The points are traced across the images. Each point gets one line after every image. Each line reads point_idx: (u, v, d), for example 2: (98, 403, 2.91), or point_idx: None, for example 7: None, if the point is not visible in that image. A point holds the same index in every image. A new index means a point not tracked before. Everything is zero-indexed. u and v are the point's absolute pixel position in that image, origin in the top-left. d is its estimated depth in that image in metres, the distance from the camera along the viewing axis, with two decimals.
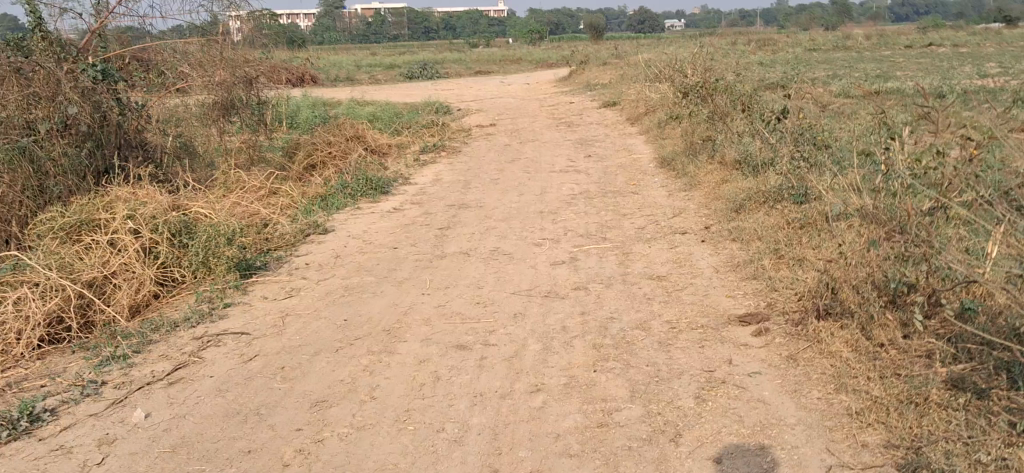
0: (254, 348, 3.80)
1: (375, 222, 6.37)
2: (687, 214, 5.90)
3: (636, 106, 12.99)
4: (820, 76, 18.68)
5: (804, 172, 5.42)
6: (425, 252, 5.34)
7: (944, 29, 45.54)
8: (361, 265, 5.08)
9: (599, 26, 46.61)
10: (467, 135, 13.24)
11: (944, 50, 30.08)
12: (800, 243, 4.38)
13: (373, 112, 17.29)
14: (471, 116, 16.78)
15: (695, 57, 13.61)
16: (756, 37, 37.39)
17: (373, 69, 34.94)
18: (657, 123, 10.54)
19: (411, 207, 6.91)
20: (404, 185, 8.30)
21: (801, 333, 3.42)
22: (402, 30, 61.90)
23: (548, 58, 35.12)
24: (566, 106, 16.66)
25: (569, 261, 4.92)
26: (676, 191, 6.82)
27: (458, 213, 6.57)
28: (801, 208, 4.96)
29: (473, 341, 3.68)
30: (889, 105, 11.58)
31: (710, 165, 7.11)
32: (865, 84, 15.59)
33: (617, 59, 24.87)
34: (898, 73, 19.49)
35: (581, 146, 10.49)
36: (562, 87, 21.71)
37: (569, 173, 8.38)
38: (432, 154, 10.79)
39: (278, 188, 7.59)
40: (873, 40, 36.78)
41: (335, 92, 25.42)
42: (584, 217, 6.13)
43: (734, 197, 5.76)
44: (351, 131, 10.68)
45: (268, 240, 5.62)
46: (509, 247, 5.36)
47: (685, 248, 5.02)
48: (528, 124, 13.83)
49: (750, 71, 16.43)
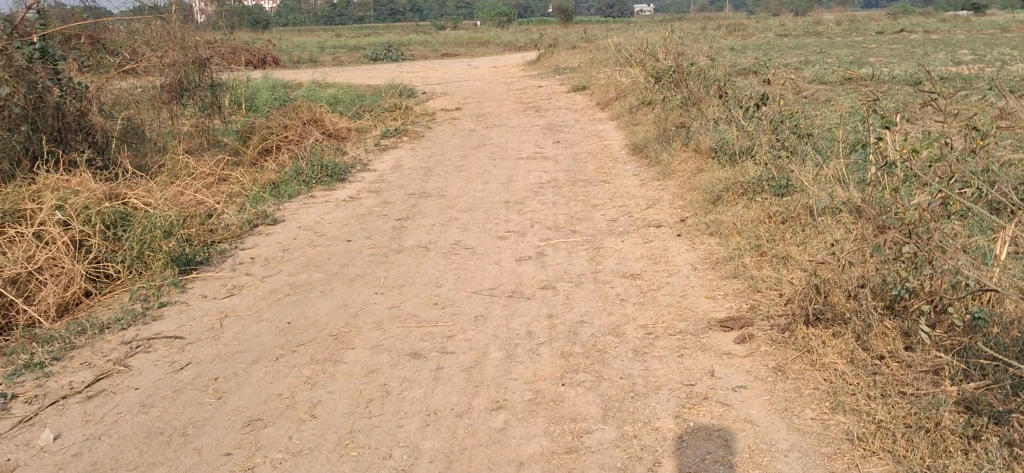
0: (186, 355, 3.40)
1: (331, 212, 6.01)
2: (661, 205, 5.60)
3: (605, 91, 12.69)
4: (793, 62, 18.50)
5: (784, 162, 5.13)
6: (381, 246, 4.99)
7: (911, 15, 45.71)
8: (311, 260, 4.75)
9: (568, 9, 46.26)
10: (432, 119, 12.88)
11: (912, 36, 30.10)
12: (784, 240, 4.08)
13: (335, 94, 16.83)
14: (437, 99, 16.40)
15: (667, 40, 13.32)
16: (725, 22, 37.27)
17: (337, 50, 34.32)
18: (627, 108, 10.24)
19: (370, 196, 6.55)
20: (364, 172, 7.93)
21: (789, 341, 3.12)
22: (368, 12, 61.11)
23: (515, 41, 34.72)
24: (533, 91, 16.32)
25: (536, 257, 4.58)
26: (649, 180, 6.52)
27: (420, 203, 6.23)
28: (782, 200, 4.67)
29: (429, 348, 3.34)
30: (861, 92, 11.38)
31: (683, 153, 6.81)
32: (838, 70, 15.40)
33: (586, 43, 24.58)
34: (867, 59, 19.38)
35: (548, 131, 10.17)
36: (531, 70, 21.38)
37: (536, 160, 8.04)
38: (395, 138, 10.42)
39: (228, 175, 7.34)
40: (841, 26, 36.79)
41: (298, 74, 24.90)
42: (552, 208, 5.79)
43: (710, 187, 5.46)
44: (307, 113, 10.40)
45: (213, 232, 5.27)
46: (472, 240, 5.02)
47: (660, 244, 4.70)
48: (494, 108, 13.49)
49: (722, 55, 16.19)
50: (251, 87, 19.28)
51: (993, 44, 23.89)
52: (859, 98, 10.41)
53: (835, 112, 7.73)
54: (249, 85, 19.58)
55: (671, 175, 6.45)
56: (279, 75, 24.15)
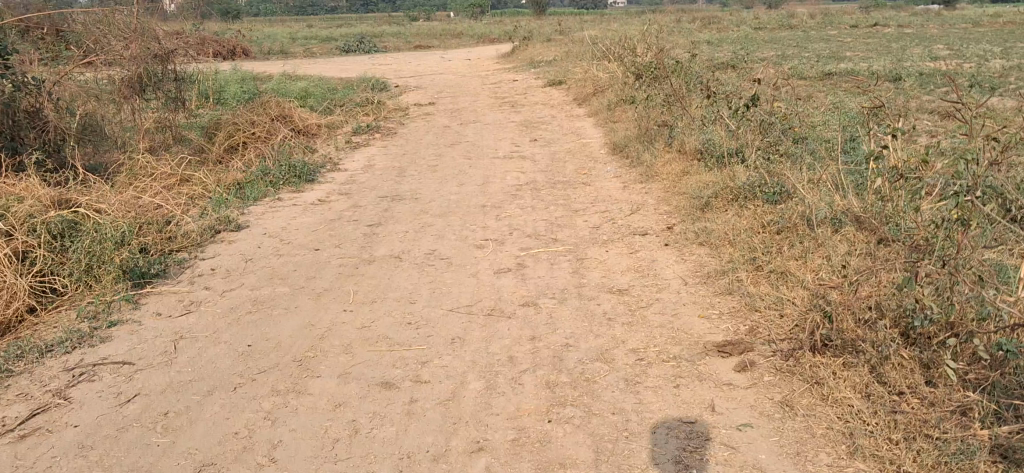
0: (133, 384, 3.08)
1: (299, 217, 5.70)
2: (645, 211, 5.34)
3: (582, 86, 12.43)
4: (770, 56, 18.33)
5: (775, 167, 4.89)
6: (351, 256, 4.69)
7: (884, 9, 45.79)
8: (276, 272, 4.44)
9: (542, 1, 45.99)
10: (405, 114, 12.57)
11: (887, 31, 30.07)
12: (780, 254, 3.85)
13: (306, 88, 16.45)
14: (410, 93, 16.07)
15: (645, 35, 13.08)
16: (700, 15, 37.11)
17: (309, 42, 33.84)
18: (605, 105, 9.98)
19: (340, 200, 6.25)
20: (334, 172, 7.62)
21: (795, 370, 2.88)
22: (341, 3, 60.51)
23: (490, 33, 34.38)
24: (508, 85, 16.03)
25: (515, 269, 4.31)
26: (631, 183, 6.27)
27: (392, 207, 5.93)
28: (776, 208, 4.43)
29: (403, 376, 3.06)
30: (843, 91, 11.19)
31: (666, 154, 6.56)
32: (816, 66, 15.25)
33: (561, 35, 24.31)
34: (844, 55, 19.23)
35: (525, 128, 9.89)
36: (506, 63, 21.09)
37: (513, 160, 7.76)
38: (367, 136, 10.10)
39: (191, 175, 7.03)
40: (816, 20, 36.72)
41: (268, 66, 24.46)
42: (530, 213, 5.52)
43: (698, 192, 5.21)
44: (276, 109, 10.07)
45: (170, 240, 4.96)
46: (448, 250, 4.74)
47: (646, 255, 4.45)
48: (468, 104, 13.19)
49: (700, 50, 15.99)
50: (220, 79, 18.85)
51: (967, 39, 23.86)
52: (842, 96, 10.21)
53: (821, 111, 7.52)
54: (217, 78, 19.14)
55: (654, 178, 6.20)
56: (250, 67, 23.70)
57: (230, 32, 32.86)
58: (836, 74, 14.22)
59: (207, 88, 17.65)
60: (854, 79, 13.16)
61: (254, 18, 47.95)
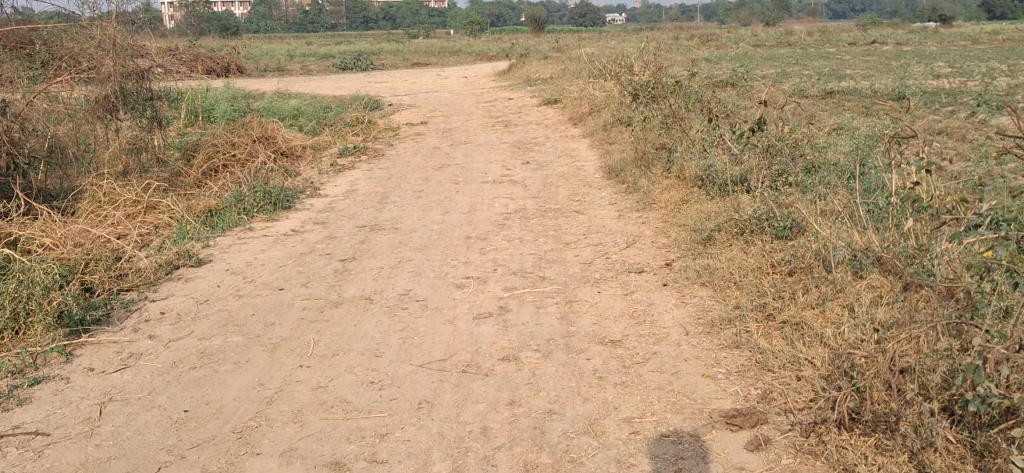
0: (41, 465, 2.65)
1: (268, 250, 5.26)
2: (642, 244, 4.91)
3: (578, 105, 12.02)
4: (771, 74, 17.96)
5: (784, 198, 4.46)
6: (317, 297, 4.25)
7: (882, 26, 45.49)
8: (231, 318, 4.00)
9: (539, 18, 45.73)
10: (395, 134, 12.16)
11: (887, 48, 29.75)
12: (795, 302, 3.40)
13: (296, 107, 16.03)
14: (402, 112, 15.67)
15: (643, 53, 12.70)
16: (698, 32, 36.74)
17: (305, 59, 33.49)
18: (601, 126, 9.55)
19: (315, 230, 5.81)
20: (313, 197, 7.19)
21: (819, 452, 2.45)
22: (339, 20, 60.38)
23: (487, 50, 34.06)
24: (503, 104, 15.63)
25: (497, 314, 3.87)
26: (627, 211, 5.85)
27: (370, 238, 5.49)
28: (787, 245, 3.99)
29: (357, 455, 2.62)
30: (848, 112, 10.78)
31: (665, 180, 6.12)
32: (818, 85, 14.86)
33: (558, 53, 23.94)
34: (845, 73, 18.85)
35: (517, 150, 9.46)
36: (502, 80, 20.73)
37: (503, 185, 7.33)
38: (353, 157, 9.67)
39: (158, 202, 6.60)
40: (814, 37, 36.33)
41: (261, 84, 24.09)
42: (518, 246, 5.08)
43: (700, 223, 4.77)
44: (257, 130, 9.66)
45: (121, 279, 4.53)
46: (425, 290, 4.30)
47: (642, 297, 4.00)
48: (461, 123, 12.77)
49: (699, 67, 15.61)
50: (210, 98, 18.45)
51: (970, 56, 23.50)
52: (847, 117, 9.79)
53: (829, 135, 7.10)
54: (207, 96, 18.72)
55: (652, 207, 5.76)
56: (242, 85, 23.32)
57: (225, 49, 32.50)
58: (839, 93, 13.80)
59: (196, 107, 17.24)
60: (858, 100, 12.75)
61: (250, 35, 47.65)
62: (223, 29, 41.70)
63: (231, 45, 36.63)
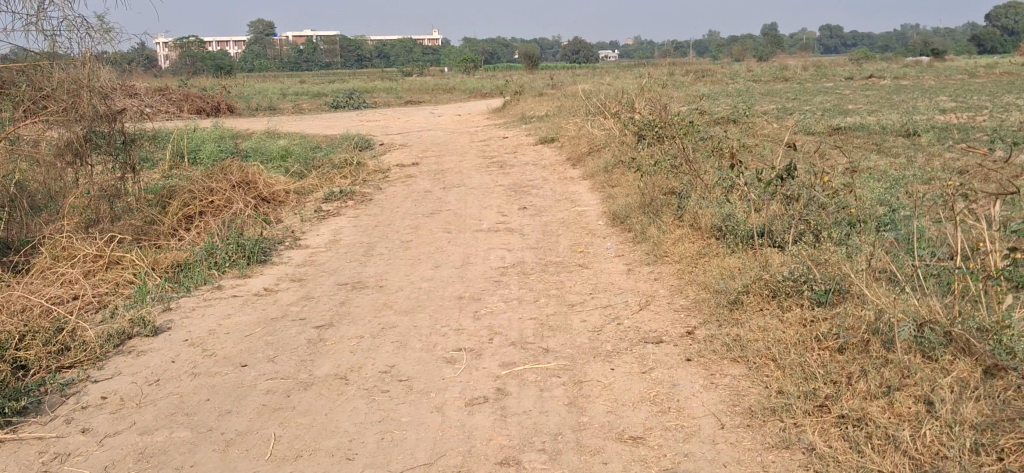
0: None
1: (238, 314, 4.69)
2: (657, 306, 4.35)
3: (576, 145, 11.51)
4: (772, 110, 17.55)
5: (821, 258, 3.92)
6: (285, 376, 3.67)
7: (876, 61, 45.30)
8: (183, 404, 3.41)
9: (534, 55, 45.56)
10: (384, 176, 11.62)
11: (886, 82, 29.39)
12: (853, 392, 2.84)
13: (284, 147, 15.49)
14: (394, 152, 15.14)
15: (643, 91, 12.24)
16: (694, 68, 36.38)
17: (296, 98, 33.04)
18: (602, 167, 9.02)
19: (292, 288, 5.24)
20: (293, 249, 6.62)
21: None
22: (334, 58, 60.17)
23: (481, 88, 33.66)
24: (498, 143, 15.11)
25: (492, 399, 3.29)
26: (636, 265, 5.30)
27: (352, 298, 4.92)
28: (833, 316, 3.44)
29: None
30: (859, 152, 10.29)
31: (678, 229, 5.58)
32: (822, 122, 14.42)
33: (553, 90, 23.52)
34: (847, 108, 18.41)
35: (513, 193, 8.92)
36: (496, 118, 20.27)
37: (499, 234, 6.78)
38: (339, 202, 9.13)
39: (122, 256, 6.02)
40: (809, 72, 36.04)
41: (251, 123, 23.60)
42: (516, 308, 4.52)
43: (725, 281, 4.22)
44: (237, 175, 9.12)
45: (62, 355, 3.92)
46: (410, 364, 3.72)
47: (663, 374, 3.44)
48: (454, 164, 12.25)
49: (699, 104, 15.16)
50: (196, 138, 17.90)
51: (971, 90, 23.14)
52: (861, 156, 9.28)
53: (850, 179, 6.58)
54: (194, 137, 18.17)
55: (663, 261, 5.22)
56: (231, 125, 22.81)
57: (216, 89, 32.02)
58: (845, 130, 13.31)
59: (180, 149, 16.68)
60: (866, 138, 12.26)
61: (243, 74, 47.29)
62: (215, 67, 41.28)
63: (222, 84, 36.16)
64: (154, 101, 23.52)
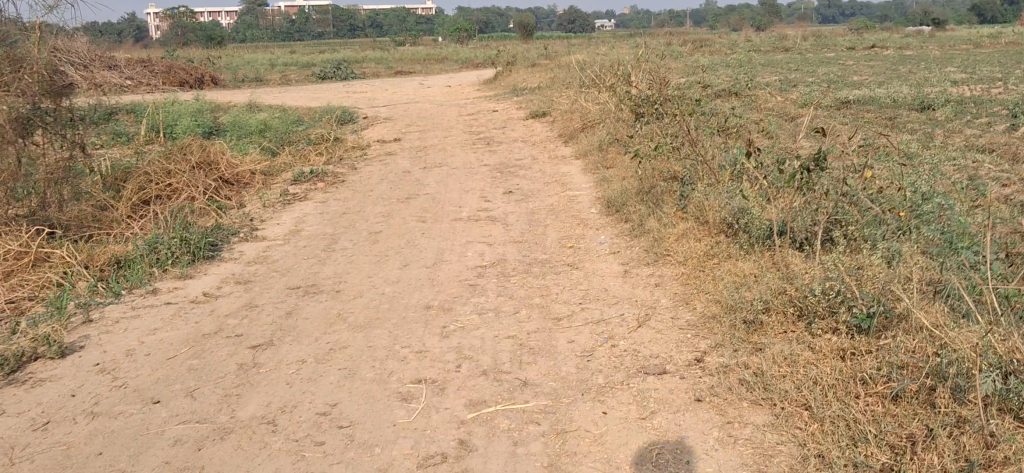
0: None
1: (165, 329, 3.99)
2: (658, 321, 3.67)
3: (568, 120, 10.78)
4: (774, 82, 16.84)
5: (860, 270, 3.24)
6: (202, 419, 2.98)
7: (875, 31, 44.48)
8: (65, 464, 2.72)
9: (528, 25, 44.64)
10: (364, 154, 10.90)
11: (887, 52, 28.69)
12: (922, 465, 2.17)
13: (262, 121, 14.72)
14: (378, 127, 14.40)
15: (640, 63, 11.52)
16: (690, 38, 35.59)
17: (285, 68, 32.17)
18: (595, 146, 8.31)
19: (234, 294, 4.54)
20: (248, 241, 5.92)
21: None
22: (325, 28, 59.09)
23: (474, 58, 32.81)
24: (487, 117, 14.37)
25: (453, 459, 2.61)
26: (633, 266, 4.62)
27: (302, 308, 4.23)
28: (880, 349, 2.77)
29: None
30: (872, 130, 9.60)
31: (680, 224, 4.90)
32: (827, 95, 13.73)
33: (546, 60, 22.72)
34: (852, 80, 17.66)
35: (499, 175, 8.23)
36: (487, 89, 19.53)
37: (479, 224, 6.08)
38: (309, 184, 8.42)
39: (51, 252, 5.30)
40: (808, 42, 35.25)
41: (234, 95, 22.78)
42: (492, 323, 3.84)
43: (740, 294, 3.54)
44: (198, 155, 8.41)
45: None
46: (356, 403, 3.03)
47: (666, 421, 2.76)
48: (438, 141, 11.53)
49: (698, 76, 14.45)
50: (172, 111, 17.12)
51: (977, 61, 22.39)
52: (876, 134, 8.60)
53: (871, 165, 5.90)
54: (170, 110, 17.39)
55: (665, 262, 4.53)
56: (213, 97, 22.01)
57: (201, 59, 31.13)
58: (853, 104, 12.61)
59: (156, 123, 15.92)
60: (876, 112, 11.55)
61: (232, 44, 46.34)
62: (203, 37, 40.31)
63: (208, 55, 35.25)
64: (133, 72, 22.67)
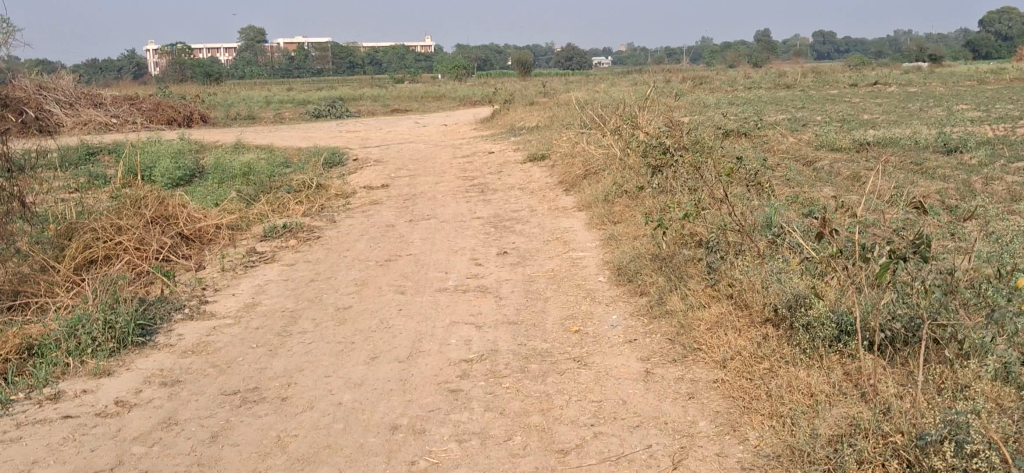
0: None
1: (47, 463, 3.04)
2: (703, 458, 2.75)
3: (569, 166, 9.88)
4: (785, 121, 16.03)
5: (997, 417, 2.33)
6: None
7: (874, 67, 44.03)
8: None
9: (527, 62, 44.11)
10: (346, 202, 9.99)
11: (892, 89, 27.99)
12: None
13: (244, 163, 13.80)
14: (366, 170, 13.49)
15: (648, 103, 10.66)
16: (691, 75, 35.03)
17: (281, 106, 31.41)
18: (601, 198, 7.41)
19: (152, 405, 3.59)
20: (192, 320, 4.97)
21: None
22: (325, 65, 58.40)
23: (470, 95, 32.06)
24: (482, 160, 13.46)
25: None
26: (657, 362, 3.70)
27: (231, 428, 3.27)
28: None
29: None
30: (902, 179, 8.72)
31: (714, 306, 3.98)
32: (845, 135, 12.90)
33: (545, 98, 21.91)
34: (865, 118, 16.86)
35: (492, 230, 7.31)
36: (483, 129, 18.71)
37: (466, 298, 5.13)
38: (280, 240, 7.48)
39: None
40: (809, 78, 34.61)
41: (222, 134, 21.91)
42: (478, 458, 2.88)
43: (814, 431, 2.62)
44: (155, 209, 7.48)
45: None
46: None
47: None
48: (429, 187, 10.62)
49: (706, 115, 13.62)
50: (153, 150, 16.23)
51: (989, 98, 21.64)
52: (914, 185, 7.73)
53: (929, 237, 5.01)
54: (151, 149, 16.49)
55: (698, 359, 3.62)
56: (200, 136, 21.15)
57: (193, 97, 30.32)
58: (874, 147, 11.74)
59: (133, 166, 15.02)
60: (900, 156, 10.67)
61: (229, 81, 45.66)
62: (200, 74, 39.60)
63: (201, 93, 34.48)
64: (119, 111, 21.82)
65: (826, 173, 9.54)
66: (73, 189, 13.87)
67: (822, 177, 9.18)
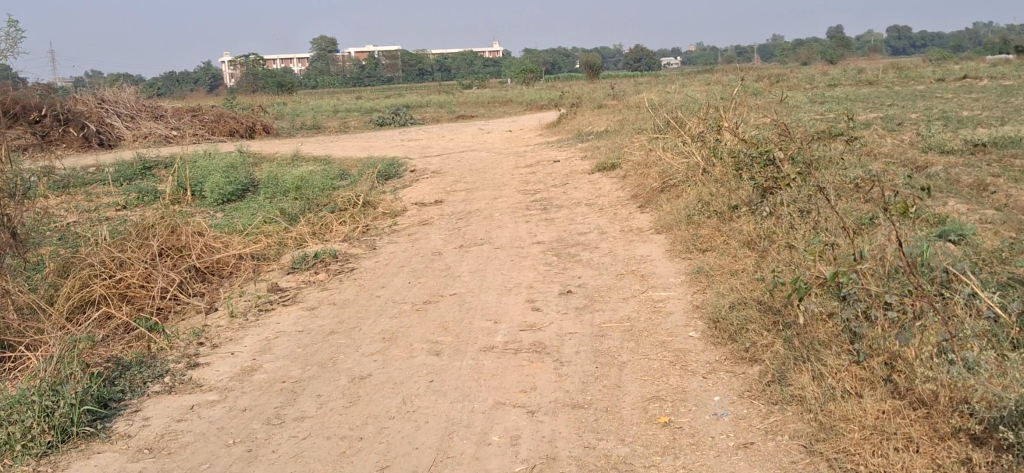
0: None
1: None
2: None
3: (643, 178, 8.64)
4: (880, 120, 14.53)
5: None
6: None
7: (960, 60, 41.59)
8: None
9: (596, 64, 42.75)
10: (395, 222, 8.90)
11: (987, 83, 25.96)
12: None
13: (295, 175, 12.83)
14: (423, 183, 12.43)
15: (734, 103, 9.36)
16: (769, 71, 33.31)
17: (347, 114, 30.65)
18: (684, 220, 6.17)
19: None
20: (170, 394, 3.91)
21: None
22: (395, 72, 57.60)
23: (538, 99, 30.87)
24: (548, 169, 12.26)
25: None
26: None
27: None
28: None
29: None
30: None
31: (869, 400, 2.79)
32: (955, 135, 11.38)
33: (616, 100, 20.61)
34: (968, 115, 15.22)
35: (555, 259, 6.14)
36: (550, 134, 17.54)
37: (517, 363, 3.95)
38: (309, 274, 6.42)
39: None
40: (894, 74, 32.61)
41: (280, 144, 21.10)
42: None
43: None
44: (167, 239, 6.47)
45: None
46: None
47: None
48: (487, 204, 9.47)
49: (796, 116, 12.25)
50: (205, 161, 15.34)
51: None
52: None
53: None
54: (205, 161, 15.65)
55: None
56: (259, 148, 20.28)
57: (258, 107, 29.68)
58: (990, 149, 10.22)
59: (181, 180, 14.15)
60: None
61: (298, 89, 45.23)
62: (271, 85, 39.00)
63: (268, 103, 33.91)
64: (180, 122, 21.01)
65: (946, 179, 8.14)
66: (119, 205, 13.02)
67: (942, 185, 7.77)
